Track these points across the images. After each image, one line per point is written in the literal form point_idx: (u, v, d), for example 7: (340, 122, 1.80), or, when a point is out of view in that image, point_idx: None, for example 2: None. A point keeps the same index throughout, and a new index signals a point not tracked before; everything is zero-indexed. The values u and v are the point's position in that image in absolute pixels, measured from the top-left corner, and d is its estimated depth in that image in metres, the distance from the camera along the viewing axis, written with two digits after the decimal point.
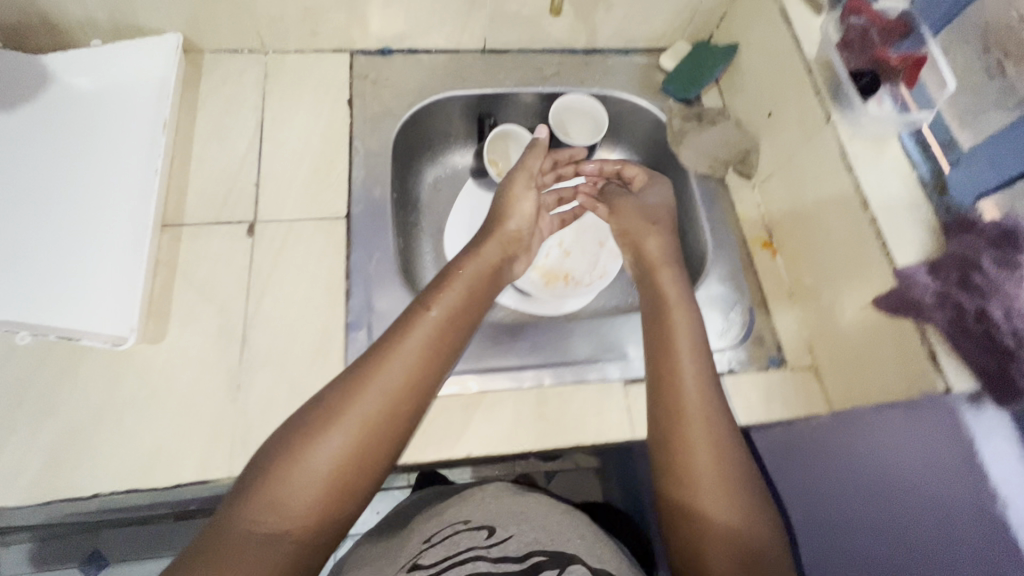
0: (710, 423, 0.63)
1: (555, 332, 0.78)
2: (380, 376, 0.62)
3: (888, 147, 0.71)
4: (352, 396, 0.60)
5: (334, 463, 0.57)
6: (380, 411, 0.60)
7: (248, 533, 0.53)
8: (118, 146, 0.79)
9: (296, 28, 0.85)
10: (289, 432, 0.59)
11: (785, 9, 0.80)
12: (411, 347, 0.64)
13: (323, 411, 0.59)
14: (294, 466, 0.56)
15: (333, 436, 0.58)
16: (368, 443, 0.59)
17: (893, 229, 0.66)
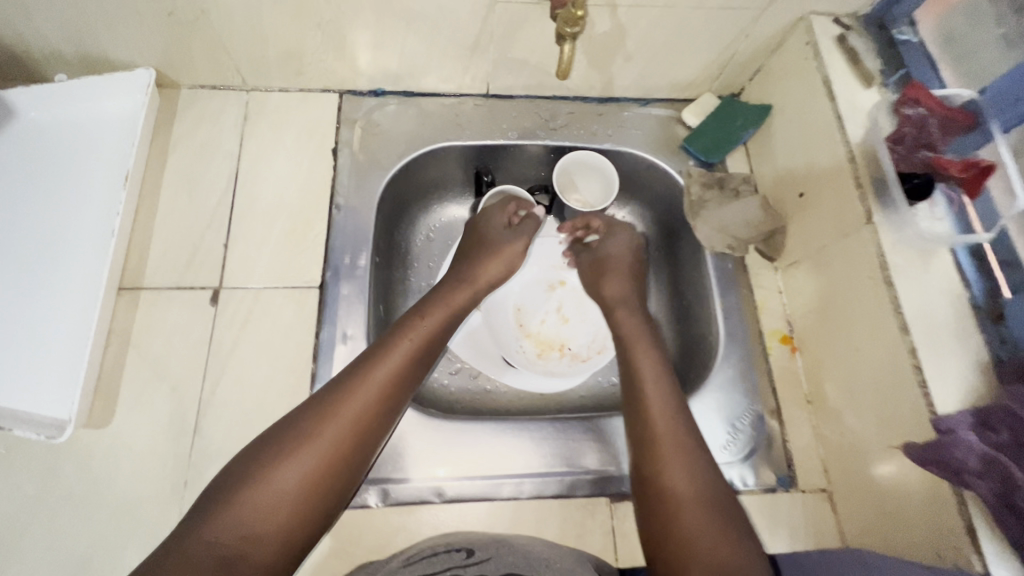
0: (684, 459, 0.60)
1: (541, 435, 0.70)
2: (360, 393, 0.58)
3: (938, 258, 0.60)
4: (331, 412, 0.56)
5: (307, 481, 0.52)
6: (358, 427, 0.57)
7: (205, 554, 0.47)
8: (76, 195, 0.72)
9: (280, 67, 0.77)
10: (260, 450, 0.54)
11: (828, 79, 0.70)
12: (394, 364, 0.61)
13: (298, 425, 0.55)
14: (265, 481, 0.51)
15: (309, 451, 0.53)
16: (346, 460, 0.55)
17: (934, 363, 0.57)
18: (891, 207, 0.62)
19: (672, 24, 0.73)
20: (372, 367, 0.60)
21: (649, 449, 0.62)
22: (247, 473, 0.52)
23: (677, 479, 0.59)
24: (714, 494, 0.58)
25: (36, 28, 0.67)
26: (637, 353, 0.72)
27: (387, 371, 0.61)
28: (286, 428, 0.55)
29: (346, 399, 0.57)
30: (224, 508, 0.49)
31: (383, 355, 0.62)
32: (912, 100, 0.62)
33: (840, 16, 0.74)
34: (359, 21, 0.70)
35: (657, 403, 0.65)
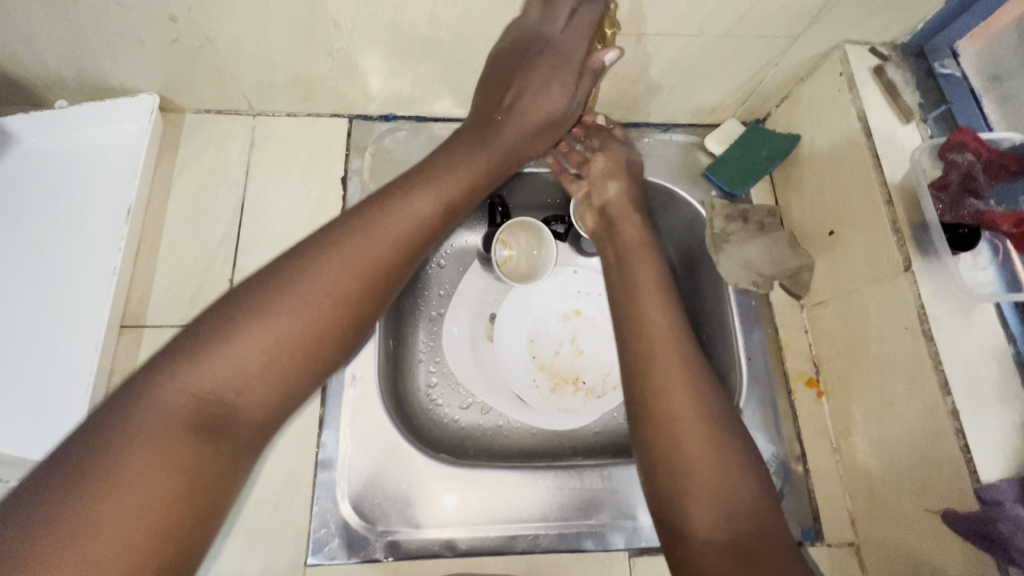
0: (688, 391, 0.56)
1: (555, 484, 0.68)
2: (349, 253, 0.52)
3: (980, 310, 0.57)
4: (316, 269, 0.51)
5: (288, 336, 0.48)
6: (342, 318, 0.51)
7: (179, 408, 0.44)
8: (77, 226, 0.69)
9: (288, 92, 0.74)
10: (232, 306, 0.49)
11: (864, 113, 0.66)
12: (393, 232, 0.55)
13: (278, 285, 0.49)
14: (236, 335, 0.47)
15: (294, 306, 0.49)
16: (332, 329, 0.51)
17: (978, 425, 0.54)
18: (932, 256, 0.59)
19: (699, 52, 0.70)
20: (360, 237, 0.54)
21: (643, 378, 0.58)
22: (208, 340, 0.46)
23: (677, 411, 0.55)
24: (716, 433, 0.54)
25: (36, 56, 0.64)
26: (638, 270, 0.65)
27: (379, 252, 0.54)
28: (263, 279, 0.50)
29: (334, 252, 0.52)
30: (194, 360, 0.46)
31: (373, 226, 0.54)
32: (958, 145, 0.59)
33: (876, 45, 0.70)
34: (371, 48, 0.67)
35: (662, 337, 0.59)
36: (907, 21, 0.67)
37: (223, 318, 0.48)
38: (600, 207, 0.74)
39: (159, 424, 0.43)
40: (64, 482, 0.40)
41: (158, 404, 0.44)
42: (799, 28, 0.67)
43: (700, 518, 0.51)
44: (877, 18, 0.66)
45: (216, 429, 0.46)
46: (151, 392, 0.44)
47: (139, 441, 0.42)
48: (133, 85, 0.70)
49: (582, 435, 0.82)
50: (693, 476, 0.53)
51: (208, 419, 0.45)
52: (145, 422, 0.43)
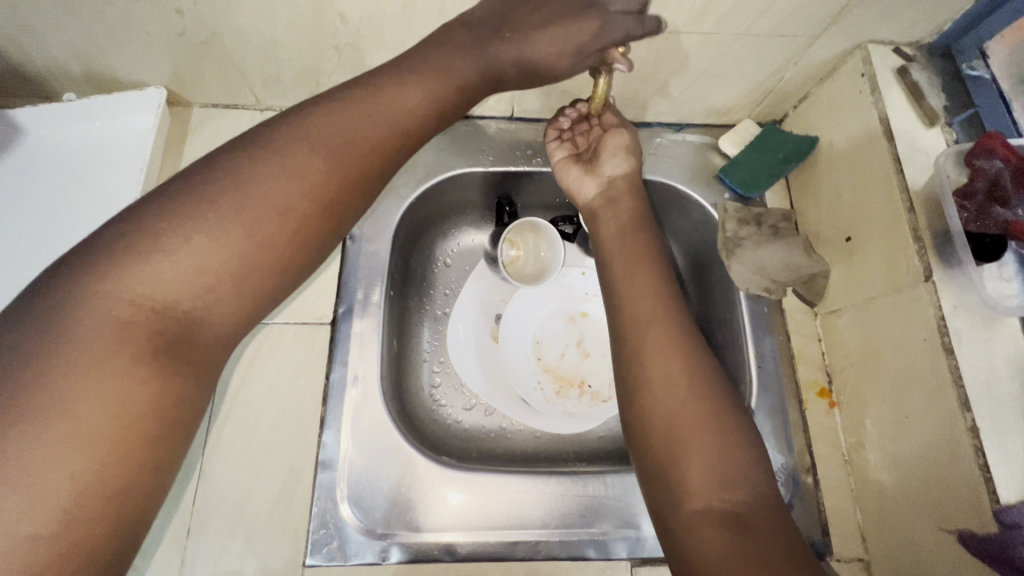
0: (668, 348, 0.57)
1: (558, 491, 0.67)
2: (311, 146, 0.50)
3: (1003, 323, 0.55)
4: (275, 164, 0.48)
5: (249, 234, 0.46)
6: (303, 212, 0.49)
7: (127, 312, 0.41)
8: (83, 220, 0.69)
9: (295, 87, 0.73)
10: (184, 193, 0.45)
11: (886, 116, 0.64)
12: (355, 126, 0.52)
13: (237, 171, 0.47)
14: (197, 229, 0.44)
15: (254, 202, 0.46)
16: (295, 229, 0.48)
17: (999, 444, 0.52)
18: (954, 266, 0.56)
19: (716, 51, 0.68)
20: (318, 127, 0.51)
21: (630, 343, 0.59)
22: (160, 219, 0.43)
23: (661, 371, 0.56)
24: (704, 395, 0.55)
25: (44, 48, 0.63)
26: (627, 255, 0.65)
27: (338, 142, 0.51)
28: (212, 170, 0.47)
29: (296, 148, 0.49)
30: (142, 256, 0.42)
31: (331, 117, 0.52)
32: (986, 150, 0.56)
33: (900, 45, 0.68)
34: (379, 44, 0.65)
35: (643, 308, 0.60)
36: (934, 20, 0.65)
37: (169, 209, 0.44)
38: (604, 181, 0.72)
39: (105, 332, 0.40)
40: (3, 387, 0.37)
41: (106, 307, 0.41)
42: (820, 27, 0.65)
43: (693, 482, 0.51)
44: (903, 17, 0.64)
45: (172, 336, 0.43)
46: (96, 288, 0.41)
47: (82, 347, 0.39)
48: (140, 79, 0.70)
49: (586, 440, 0.81)
50: (683, 437, 0.53)
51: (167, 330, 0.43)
52: (91, 329, 0.40)
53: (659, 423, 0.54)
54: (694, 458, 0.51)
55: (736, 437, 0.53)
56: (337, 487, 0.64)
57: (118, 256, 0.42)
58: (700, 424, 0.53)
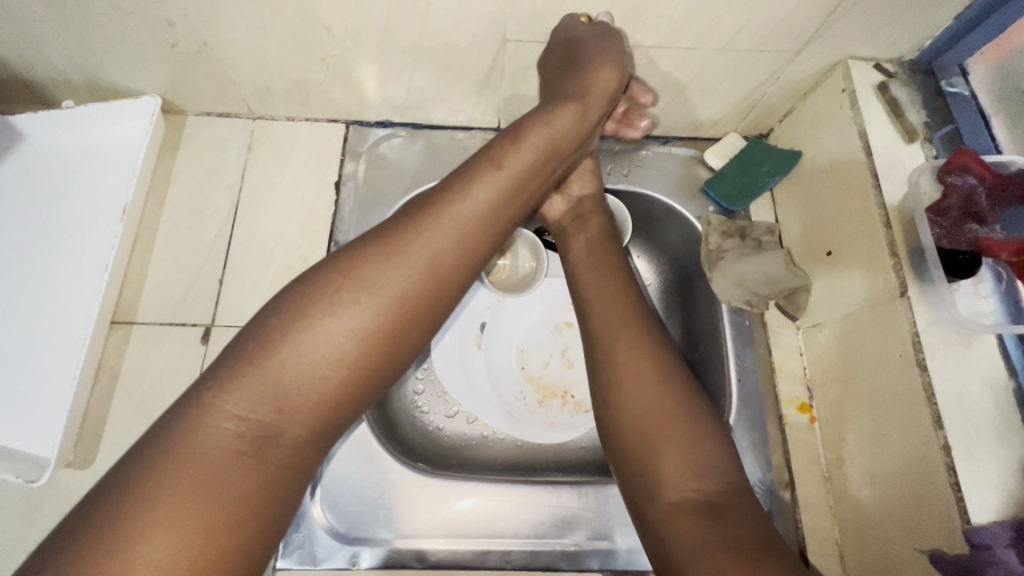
0: (632, 348, 0.58)
1: (532, 500, 0.67)
2: (405, 256, 0.49)
3: (979, 341, 0.55)
4: (364, 279, 0.47)
5: (340, 347, 0.46)
6: (392, 324, 0.48)
7: (225, 430, 0.42)
8: (76, 223, 0.71)
9: (286, 96, 0.75)
10: (296, 303, 0.46)
11: (865, 131, 0.64)
12: (445, 232, 0.51)
13: (351, 273, 0.48)
14: (296, 348, 0.45)
15: (343, 314, 0.46)
16: (394, 323, 0.48)
17: (970, 462, 0.51)
18: (929, 283, 0.56)
19: (698, 65, 0.69)
20: (410, 240, 0.49)
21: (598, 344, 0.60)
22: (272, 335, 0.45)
23: (626, 368, 0.57)
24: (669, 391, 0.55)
25: (43, 57, 0.66)
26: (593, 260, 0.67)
27: (427, 252, 0.50)
28: (304, 291, 0.47)
29: (387, 264, 0.48)
30: (243, 377, 0.44)
31: (427, 226, 0.50)
32: (959, 167, 0.56)
33: (882, 61, 0.68)
34: (365, 56, 0.67)
35: (607, 310, 0.62)
36: (914, 36, 0.65)
37: (269, 334, 0.45)
38: (573, 200, 0.73)
39: (210, 449, 0.41)
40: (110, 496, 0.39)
41: (204, 425, 0.42)
42: (800, 42, 0.65)
43: (668, 476, 0.51)
44: (882, 34, 0.64)
45: (259, 446, 0.43)
46: (208, 403, 0.43)
47: (186, 463, 0.41)
48: (136, 87, 0.72)
49: (567, 451, 0.81)
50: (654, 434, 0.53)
51: (255, 442, 0.43)
52: (193, 445, 0.41)
53: (629, 419, 0.55)
54: (665, 455, 0.52)
55: (698, 432, 0.53)
56: (310, 492, 0.64)
57: (226, 377, 0.44)
58: (670, 421, 0.53)
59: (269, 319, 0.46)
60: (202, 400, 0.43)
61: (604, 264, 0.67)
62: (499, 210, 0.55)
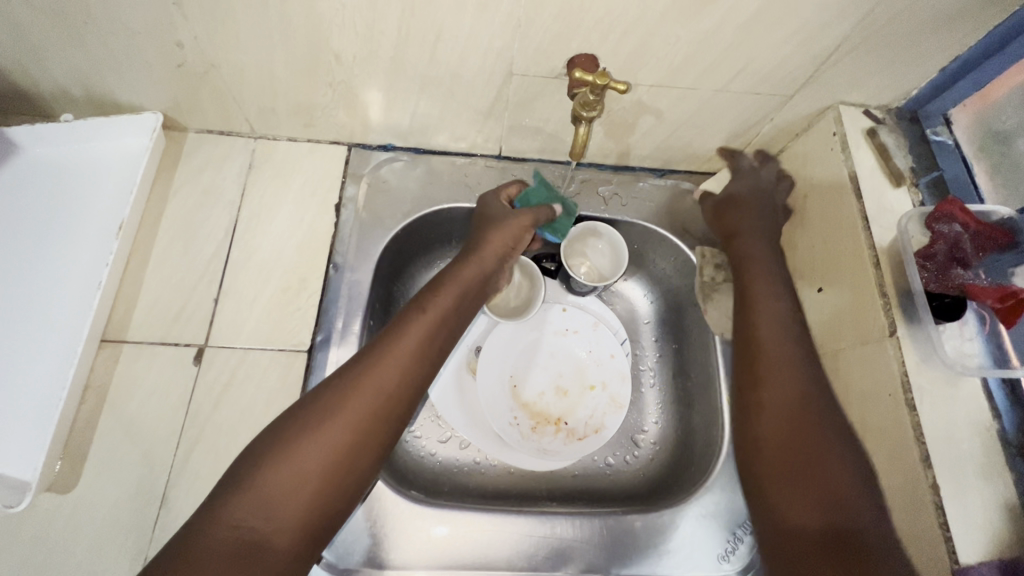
0: (787, 372, 0.63)
1: (526, 530, 0.67)
2: (352, 402, 0.56)
3: (964, 381, 0.57)
4: (326, 426, 0.54)
5: (321, 460, 0.53)
6: (358, 434, 0.55)
7: (229, 534, 0.48)
8: (69, 237, 0.69)
9: (289, 118, 0.75)
10: (269, 448, 0.53)
11: (855, 174, 0.67)
12: (394, 368, 0.59)
13: (313, 420, 0.55)
14: (270, 488, 0.51)
15: (309, 450, 0.53)
16: (362, 434, 0.56)
17: (957, 501, 0.52)
18: (916, 324, 0.58)
19: (696, 104, 0.71)
20: (356, 391, 0.57)
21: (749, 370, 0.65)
22: (268, 454, 0.53)
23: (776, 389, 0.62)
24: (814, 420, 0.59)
25: (45, 71, 0.65)
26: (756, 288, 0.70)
27: (366, 406, 0.56)
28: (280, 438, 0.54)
29: (342, 413, 0.55)
30: (252, 479, 0.51)
31: (375, 369, 0.58)
32: (945, 216, 0.58)
33: (870, 108, 0.71)
34: (372, 82, 0.68)
35: (770, 339, 0.65)
36: (901, 87, 0.68)
37: (248, 475, 0.51)
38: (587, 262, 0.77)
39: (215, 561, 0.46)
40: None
41: (207, 536, 0.48)
42: (794, 87, 0.68)
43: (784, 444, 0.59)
44: (872, 82, 0.67)
45: (255, 552, 0.48)
46: (210, 522, 0.49)
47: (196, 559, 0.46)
48: (138, 103, 0.72)
49: (558, 479, 0.80)
50: (806, 455, 0.57)
51: (250, 547, 0.48)
52: (200, 552, 0.47)
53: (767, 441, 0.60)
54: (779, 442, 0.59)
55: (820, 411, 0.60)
56: None
57: (225, 495, 0.50)
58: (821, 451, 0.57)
59: (248, 466, 0.52)
60: (213, 509, 0.49)
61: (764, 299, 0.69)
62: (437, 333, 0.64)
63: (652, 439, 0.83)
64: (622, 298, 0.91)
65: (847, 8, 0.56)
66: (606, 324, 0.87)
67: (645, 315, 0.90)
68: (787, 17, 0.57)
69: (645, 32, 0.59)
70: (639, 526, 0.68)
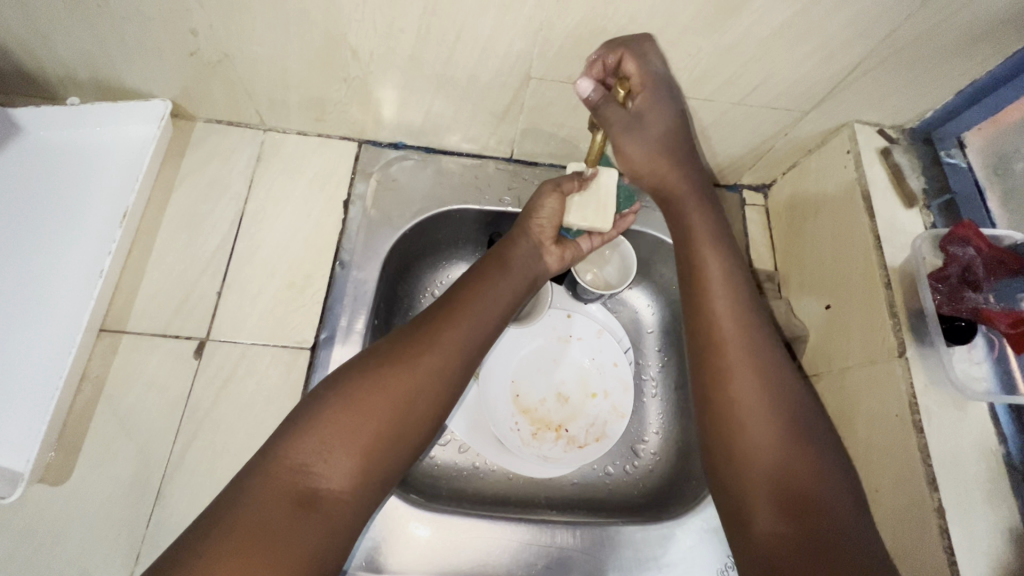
0: (750, 367, 0.55)
1: (524, 539, 0.66)
2: (423, 355, 0.56)
3: (972, 405, 0.57)
4: (390, 382, 0.54)
5: (389, 408, 0.53)
6: (427, 387, 0.55)
7: (286, 479, 0.48)
8: (73, 224, 0.68)
9: (300, 112, 0.74)
10: (334, 394, 0.53)
11: (869, 192, 0.67)
12: (461, 332, 0.59)
13: (382, 370, 0.54)
14: (334, 435, 0.50)
15: (373, 402, 0.52)
16: (429, 387, 0.55)
17: (963, 526, 0.52)
18: (926, 345, 0.58)
19: (712, 116, 0.71)
20: (421, 352, 0.56)
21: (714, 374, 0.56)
22: (332, 399, 0.52)
23: (743, 404, 0.54)
24: (797, 430, 0.53)
25: (52, 53, 0.64)
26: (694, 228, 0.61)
27: (431, 366, 0.56)
28: (348, 386, 0.53)
29: (407, 370, 0.55)
30: (314, 424, 0.51)
31: (446, 326, 0.59)
32: (961, 239, 0.58)
33: (885, 127, 0.71)
34: (387, 79, 0.67)
35: (725, 314, 0.57)
36: (917, 108, 0.68)
37: (310, 420, 0.51)
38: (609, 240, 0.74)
39: (270, 503, 0.46)
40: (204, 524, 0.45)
41: (271, 476, 0.48)
42: (811, 103, 0.68)
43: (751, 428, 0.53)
44: (889, 102, 0.67)
45: (312, 502, 0.48)
46: (269, 465, 0.48)
47: (253, 502, 0.46)
48: (147, 90, 0.70)
49: (558, 485, 0.80)
50: (777, 466, 0.51)
51: (307, 495, 0.48)
52: (259, 494, 0.47)
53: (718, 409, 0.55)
54: (748, 431, 0.53)
55: (782, 392, 0.55)
56: None
57: (285, 439, 0.50)
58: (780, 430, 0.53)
59: (311, 411, 0.52)
60: (275, 454, 0.49)
61: (722, 290, 0.58)
62: (512, 288, 0.66)
63: (652, 449, 0.83)
64: (628, 307, 0.91)
65: (869, 29, 0.56)
66: (610, 332, 0.87)
67: (649, 325, 0.90)
68: (812, 34, 0.57)
69: (667, 42, 0.59)
70: (638, 538, 0.67)
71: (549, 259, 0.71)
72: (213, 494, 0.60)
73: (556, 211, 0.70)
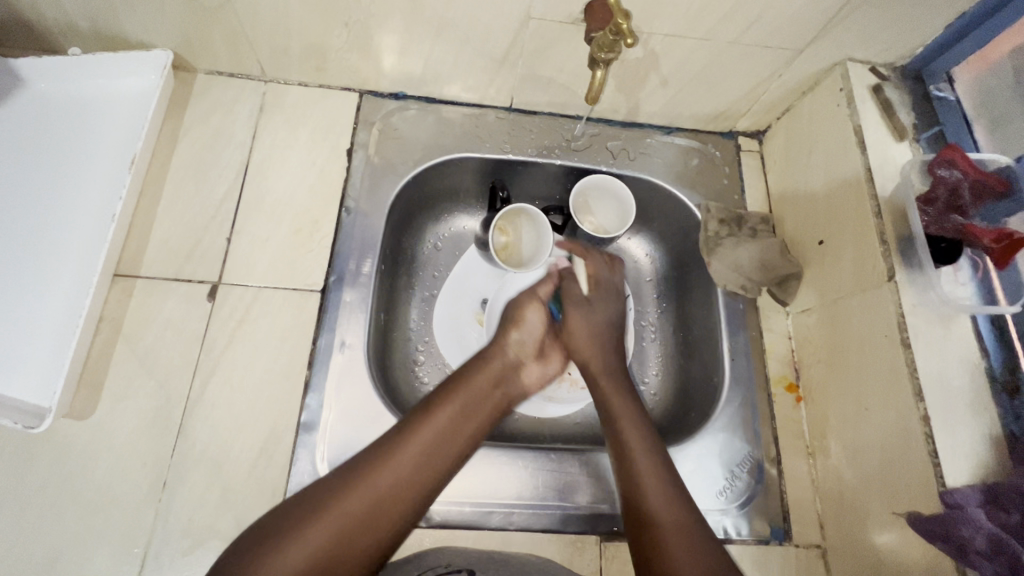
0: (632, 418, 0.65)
1: (531, 467, 0.69)
2: (401, 455, 0.55)
3: (957, 322, 0.60)
4: (366, 481, 0.53)
5: (347, 522, 0.50)
6: (408, 489, 0.54)
7: None
8: (80, 173, 0.69)
9: (302, 61, 0.75)
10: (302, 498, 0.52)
11: (860, 127, 0.69)
12: (439, 437, 0.58)
13: (355, 474, 0.53)
14: (262, 570, 0.46)
15: (315, 530, 0.49)
16: (401, 493, 0.54)
17: (948, 434, 0.55)
18: (915, 268, 0.61)
19: (707, 58, 0.72)
20: (399, 456, 0.55)
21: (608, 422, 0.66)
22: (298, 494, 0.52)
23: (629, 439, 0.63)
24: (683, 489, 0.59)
25: (54, 3, 0.64)
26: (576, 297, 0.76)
27: (390, 481, 0.54)
28: (316, 498, 0.51)
29: (374, 482, 0.53)
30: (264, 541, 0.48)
31: (424, 431, 0.58)
32: (947, 162, 0.61)
33: (877, 65, 0.73)
34: (388, 24, 0.68)
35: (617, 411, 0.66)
36: (909, 44, 0.70)
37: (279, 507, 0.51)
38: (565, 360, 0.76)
39: None
40: None
41: None
42: (804, 41, 0.69)
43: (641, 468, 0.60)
44: (881, 39, 0.68)
45: None
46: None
47: None
48: (148, 39, 0.71)
49: (563, 426, 0.82)
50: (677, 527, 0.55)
51: None
52: None
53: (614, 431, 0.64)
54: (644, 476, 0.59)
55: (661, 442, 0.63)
56: (311, 471, 0.62)
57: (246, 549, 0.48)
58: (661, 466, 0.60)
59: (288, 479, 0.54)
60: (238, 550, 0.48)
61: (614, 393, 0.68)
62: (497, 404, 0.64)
63: (653, 390, 0.85)
64: (627, 256, 0.93)
65: None
66: None
67: (648, 272, 0.92)
68: None
69: None
70: None
71: (525, 377, 0.69)
72: (234, 426, 0.63)
73: (535, 321, 0.73)
